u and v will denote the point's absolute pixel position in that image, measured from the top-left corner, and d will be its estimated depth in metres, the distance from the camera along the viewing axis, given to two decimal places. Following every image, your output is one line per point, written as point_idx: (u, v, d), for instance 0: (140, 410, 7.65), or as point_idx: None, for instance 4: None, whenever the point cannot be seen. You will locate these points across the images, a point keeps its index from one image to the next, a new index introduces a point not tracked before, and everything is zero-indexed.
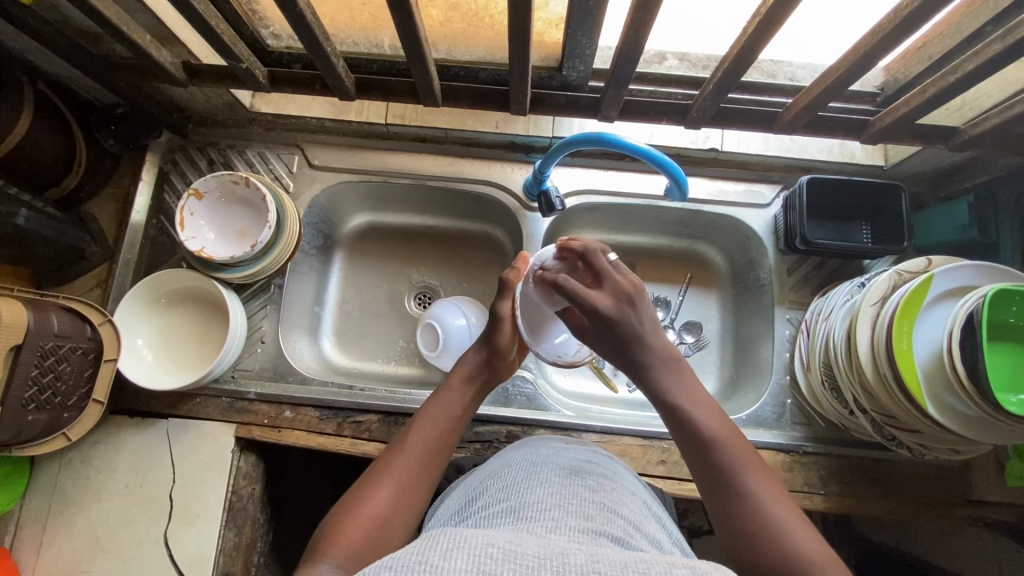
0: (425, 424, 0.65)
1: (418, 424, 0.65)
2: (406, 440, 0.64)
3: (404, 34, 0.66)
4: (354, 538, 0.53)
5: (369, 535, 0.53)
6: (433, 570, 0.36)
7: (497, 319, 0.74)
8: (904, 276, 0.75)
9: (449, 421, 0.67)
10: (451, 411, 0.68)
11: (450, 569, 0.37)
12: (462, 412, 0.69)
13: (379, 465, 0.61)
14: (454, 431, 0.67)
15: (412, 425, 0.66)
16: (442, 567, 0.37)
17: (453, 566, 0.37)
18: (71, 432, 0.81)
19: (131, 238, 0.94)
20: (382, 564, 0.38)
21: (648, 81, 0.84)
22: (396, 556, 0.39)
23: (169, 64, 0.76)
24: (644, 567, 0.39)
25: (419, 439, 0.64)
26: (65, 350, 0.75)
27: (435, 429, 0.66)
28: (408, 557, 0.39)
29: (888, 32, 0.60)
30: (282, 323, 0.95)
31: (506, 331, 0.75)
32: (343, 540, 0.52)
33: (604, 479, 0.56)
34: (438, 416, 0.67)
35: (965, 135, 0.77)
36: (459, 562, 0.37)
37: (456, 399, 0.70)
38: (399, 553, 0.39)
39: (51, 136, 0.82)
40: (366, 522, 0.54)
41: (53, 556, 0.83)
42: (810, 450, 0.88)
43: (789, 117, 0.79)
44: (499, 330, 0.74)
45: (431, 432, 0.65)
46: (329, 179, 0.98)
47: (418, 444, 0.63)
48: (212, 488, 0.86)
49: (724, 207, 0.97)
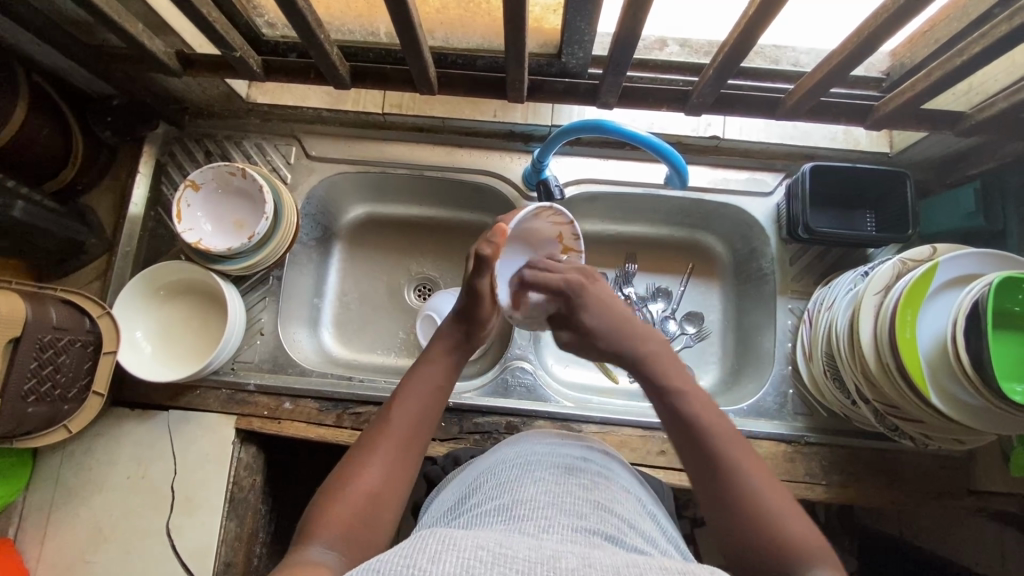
0: (408, 399, 0.63)
1: (404, 395, 0.64)
2: (391, 412, 0.62)
3: (399, 22, 0.65)
4: (343, 516, 0.52)
5: (360, 514, 0.53)
6: (421, 574, 0.36)
7: (475, 295, 0.73)
8: (909, 264, 0.74)
9: (432, 393, 0.65)
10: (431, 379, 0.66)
11: (439, 573, 0.36)
12: (445, 381, 0.67)
13: (364, 441, 0.60)
14: (439, 402, 0.65)
15: (397, 398, 0.63)
16: (431, 571, 0.37)
17: (442, 570, 0.37)
18: (72, 424, 0.81)
19: (129, 231, 0.94)
20: (368, 567, 0.38)
21: (648, 67, 0.82)
22: (384, 559, 0.39)
23: (163, 54, 0.76)
24: (637, 571, 0.39)
25: (406, 412, 0.62)
26: (64, 342, 0.75)
27: (423, 402, 0.64)
28: (396, 560, 0.38)
29: (892, 14, 0.58)
30: (281, 315, 0.95)
31: (483, 305, 0.73)
32: (333, 522, 0.52)
33: (599, 477, 0.56)
34: (421, 388, 0.65)
35: (972, 121, 0.75)
36: (448, 565, 0.37)
37: (438, 370, 0.68)
38: (386, 556, 0.39)
39: (47, 129, 0.82)
40: (355, 500, 0.54)
41: (56, 547, 0.84)
42: (812, 440, 0.87)
43: (792, 103, 0.77)
44: (478, 304, 0.73)
45: (418, 404, 0.63)
46: (327, 170, 0.98)
47: (405, 417, 0.61)
48: (213, 480, 0.86)
49: (725, 195, 0.95)
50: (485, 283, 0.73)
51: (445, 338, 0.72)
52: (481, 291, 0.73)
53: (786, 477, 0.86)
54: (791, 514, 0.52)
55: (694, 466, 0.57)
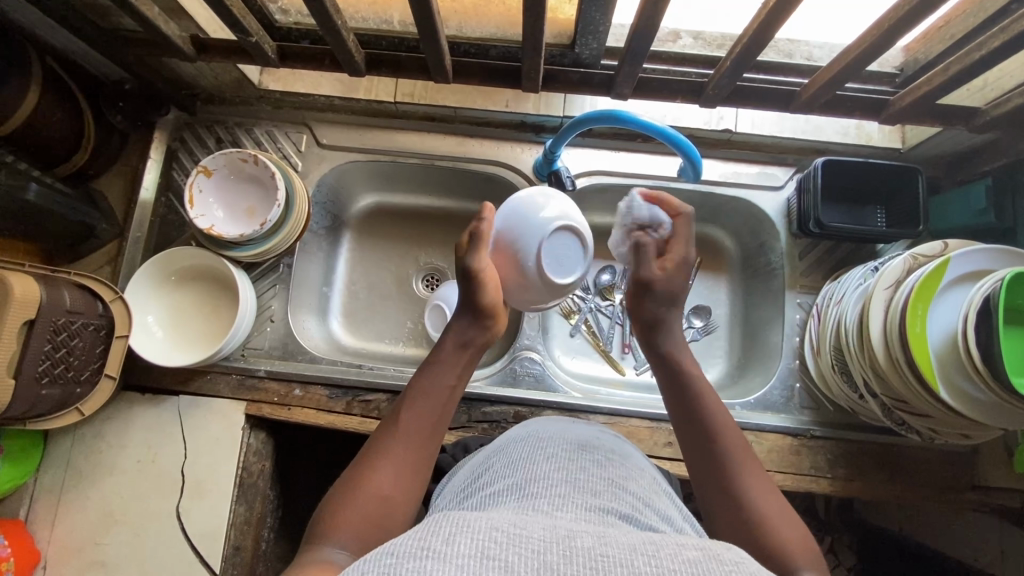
0: (418, 400, 0.63)
1: (414, 396, 0.63)
2: (400, 415, 0.62)
3: (416, 9, 0.64)
4: (356, 518, 0.52)
5: (370, 516, 0.53)
6: (437, 557, 0.37)
7: (471, 276, 0.69)
8: (919, 260, 0.74)
9: (442, 394, 0.65)
10: (445, 382, 0.66)
11: (456, 556, 0.37)
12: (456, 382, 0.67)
13: (374, 444, 0.60)
14: (451, 402, 0.65)
15: (405, 400, 0.63)
16: (447, 553, 0.37)
17: (458, 552, 0.37)
18: (84, 407, 0.81)
19: (140, 216, 0.94)
20: (384, 550, 0.38)
21: (662, 59, 0.82)
22: (399, 542, 0.39)
23: (178, 38, 0.75)
24: (653, 549, 0.39)
25: (415, 415, 0.62)
26: (77, 325, 0.76)
27: (433, 401, 0.64)
28: (411, 543, 0.39)
29: (913, 6, 0.58)
30: (291, 303, 0.95)
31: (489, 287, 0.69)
32: (343, 524, 0.52)
33: (613, 455, 0.56)
34: (432, 391, 0.64)
35: (986, 116, 0.75)
36: (463, 547, 0.38)
37: (449, 369, 0.67)
38: (401, 540, 0.39)
39: (59, 113, 0.82)
40: (368, 502, 0.54)
41: (67, 528, 0.85)
42: (819, 434, 0.88)
43: (807, 96, 0.77)
44: (483, 289, 0.69)
45: (427, 408, 0.63)
46: (338, 159, 0.98)
47: (414, 420, 0.61)
48: (223, 464, 0.87)
49: (736, 189, 0.95)
50: (477, 261, 0.69)
51: (455, 331, 0.70)
52: (478, 270, 0.68)
53: (791, 470, 0.86)
54: (782, 521, 0.53)
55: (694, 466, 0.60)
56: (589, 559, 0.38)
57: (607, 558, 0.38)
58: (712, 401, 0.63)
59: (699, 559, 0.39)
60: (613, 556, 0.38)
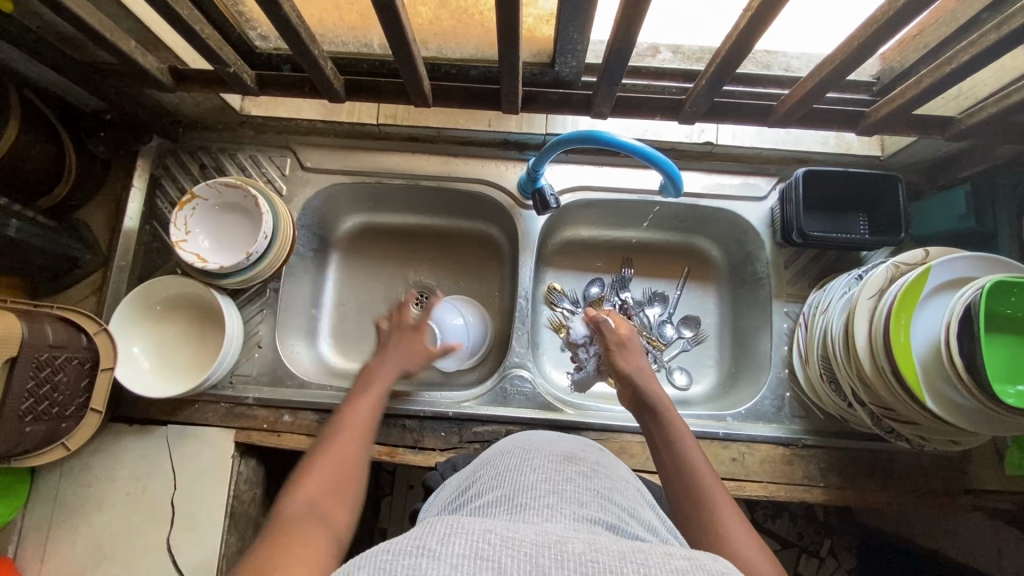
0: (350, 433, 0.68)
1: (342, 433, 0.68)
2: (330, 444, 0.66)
3: (392, 36, 0.65)
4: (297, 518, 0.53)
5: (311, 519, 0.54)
6: (431, 555, 0.37)
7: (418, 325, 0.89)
8: (902, 268, 0.75)
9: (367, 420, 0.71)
10: (415, 351, 0.85)
11: (449, 556, 0.37)
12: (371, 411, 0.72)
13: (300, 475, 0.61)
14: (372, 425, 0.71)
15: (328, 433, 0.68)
16: (440, 553, 0.37)
17: (451, 553, 0.37)
18: (69, 442, 0.80)
19: (124, 245, 0.93)
20: (378, 550, 0.38)
21: (642, 74, 0.84)
22: (394, 542, 0.39)
23: (156, 70, 0.75)
24: (642, 557, 0.39)
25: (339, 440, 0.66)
26: (61, 360, 0.75)
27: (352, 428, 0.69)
28: (405, 542, 0.39)
29: (882, 23, 0.59)
30: (279, 328, 0.95)
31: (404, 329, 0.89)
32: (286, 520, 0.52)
33: (598, 467, 0.56)
34: (379, 375, 0.79)
35: (961, 125, 0.76)
36: (458, 547, 0.38)
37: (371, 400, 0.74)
38: (395, 539, 0.40)
39: (40, 146, 0.82)
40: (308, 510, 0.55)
41: (56, 565, 0.83)
42: (810, 443, 0.88)
43: (783, 110, 0.78)
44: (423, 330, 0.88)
45: (366, 402, 0.73)
46: (322, 181, 0.98)
47: (342, 441, 0.66)
48: (213, 494, 0.86)
49: (720, 200, 0.96)
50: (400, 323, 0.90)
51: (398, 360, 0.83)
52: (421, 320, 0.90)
53: (784, 480, 0.86)
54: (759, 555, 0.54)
55: (675, 497, 0.63)
56: (580, 564, 0.37)
57: (597, 563, 0.37)
58: (690, 438, 0.68)
59: (687, 567, 0.38)
60: (603, 561, 0.38)
